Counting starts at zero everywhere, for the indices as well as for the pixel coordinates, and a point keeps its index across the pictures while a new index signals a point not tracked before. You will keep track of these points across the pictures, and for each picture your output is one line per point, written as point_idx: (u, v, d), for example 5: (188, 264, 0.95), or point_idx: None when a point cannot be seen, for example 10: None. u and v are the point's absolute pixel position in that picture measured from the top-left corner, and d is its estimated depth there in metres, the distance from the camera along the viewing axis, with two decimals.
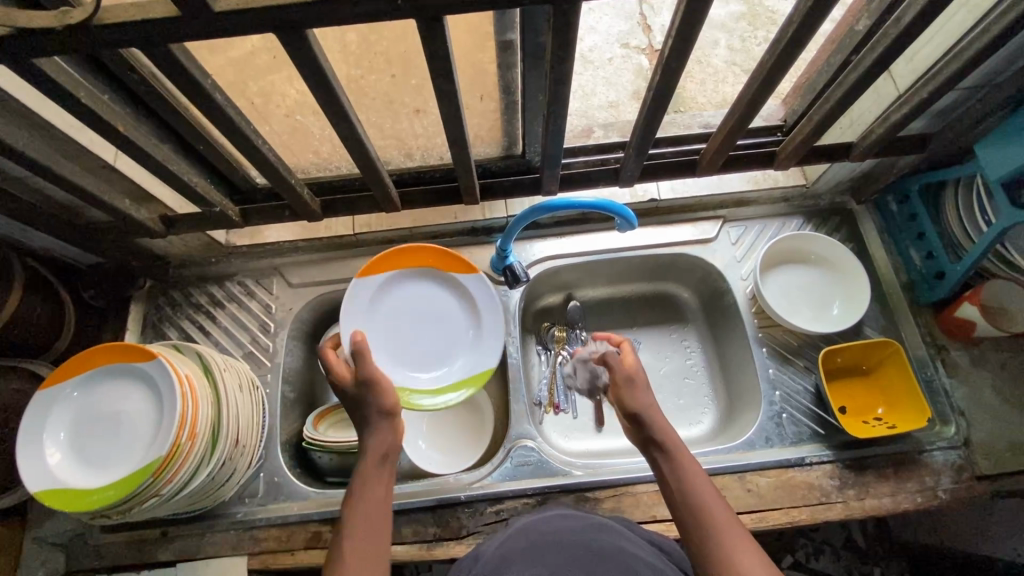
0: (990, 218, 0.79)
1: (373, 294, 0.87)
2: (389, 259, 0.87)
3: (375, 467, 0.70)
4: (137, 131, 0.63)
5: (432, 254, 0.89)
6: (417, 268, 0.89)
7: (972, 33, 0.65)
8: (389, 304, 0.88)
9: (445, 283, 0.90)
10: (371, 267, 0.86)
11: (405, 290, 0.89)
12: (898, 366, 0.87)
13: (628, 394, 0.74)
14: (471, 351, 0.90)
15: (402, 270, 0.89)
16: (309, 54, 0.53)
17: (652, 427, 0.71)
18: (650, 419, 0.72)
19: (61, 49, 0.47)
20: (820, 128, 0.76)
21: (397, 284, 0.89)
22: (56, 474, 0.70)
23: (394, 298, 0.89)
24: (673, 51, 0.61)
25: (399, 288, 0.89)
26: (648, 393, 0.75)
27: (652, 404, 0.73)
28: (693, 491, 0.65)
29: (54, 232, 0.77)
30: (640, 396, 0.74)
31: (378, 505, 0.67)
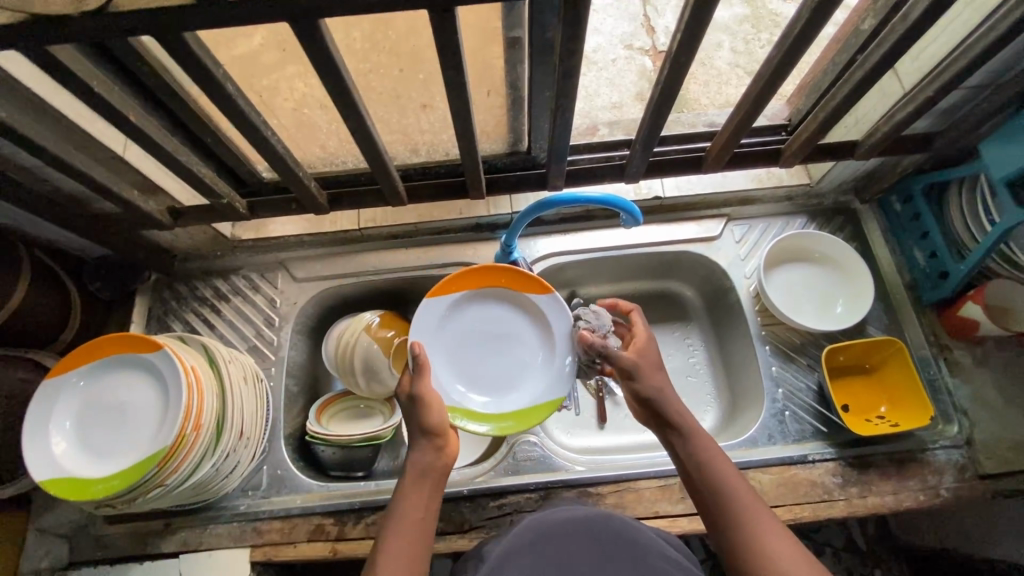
0: (994, 217, 0.79)
1: (444, 315, 0.86)
2: (461, 279, 0.86)
3: (415, 484, 0.66)
4: (147, 121, 0.63)
5: (511, 278, 0.87)
6: (490, 290, 0.88)
7: (978, 30, 0.66)
8: (460, 325, 0.87)
9: (519, 306, 0.89)
10: (446, 286, 0.85)
11: (477, 312, 0.88)
12: (901, 365, 0.87)
13: (637, 378, 0.73)
14: (542, 376, 0.88)
15: (474, 291, 0.88)
16: (320, 44, 0.53)
17: (669, 410, 0.71)
18: (663, 400, 0.71)
19: (74, 35, 0.48)
20: (825, 126, 0.77)
21: (469, 306, 0.88)
22: (61, 463, 0.70)
23: (465, 319, 0.88)
24: (681, 46, 0.61)
25: (470, 310, 0.88)
26: (659, 374, 0.74)
27: (665, 385, 0.73)
28: (723, 480, 0.65)
29: (62, 222, 0.77)
30: (653, 377, 0.73)
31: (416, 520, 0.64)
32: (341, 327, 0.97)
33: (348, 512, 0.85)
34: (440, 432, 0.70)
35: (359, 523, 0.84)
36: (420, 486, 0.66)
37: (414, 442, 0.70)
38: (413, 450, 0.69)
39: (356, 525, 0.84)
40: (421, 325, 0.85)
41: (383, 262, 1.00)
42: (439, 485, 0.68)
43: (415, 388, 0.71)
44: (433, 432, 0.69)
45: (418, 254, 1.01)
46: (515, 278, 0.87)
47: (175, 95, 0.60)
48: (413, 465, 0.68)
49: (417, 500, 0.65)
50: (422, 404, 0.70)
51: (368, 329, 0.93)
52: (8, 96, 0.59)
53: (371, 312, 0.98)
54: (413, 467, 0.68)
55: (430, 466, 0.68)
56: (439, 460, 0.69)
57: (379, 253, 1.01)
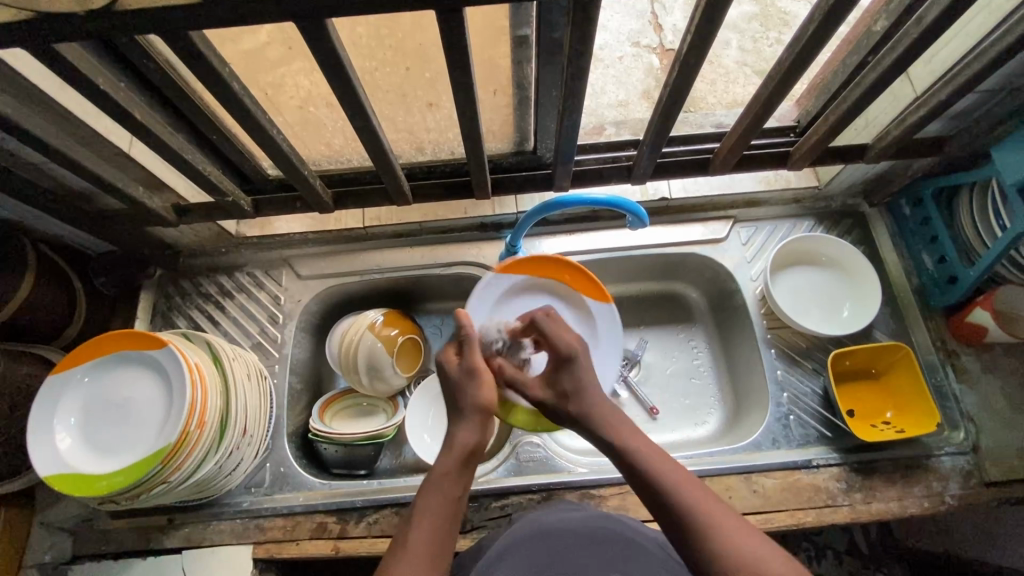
0: (1004, 222, 0.78)
1: (496, 300, 0.89)
2: (522, 266, 0.89)
3: (459, 464, 0.66)
4: (153, 119, 0.63)
5: (574, 275, 0.89)
6: (550, 281, 0.90)
7: (992, 35, 0.65)
8: (510, 310, 0.89)
9: (576, 304, 0.90)
10: (504, 272, 0.88)
11: (528, 304, 0.90)
12: (910, 371, 0.86)
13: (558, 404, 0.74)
14: None
15: (535, 278, 0.90)
16: (327, 43, 0.53)
17: (598, 430, 0.70)
18: (588, 425, 0.71)
19: (80, 33, 0.48)
20: (835, 129, 0.76)
21: (521, 293, 0.90)
22: (65, 459, 0.71)
23: (515, 308, 0.90)
24: (691, 47, 0.60)
25: (520, 299, 0.90)
26: (581, 397, 0.73)
27: (589, 406, 0.72)
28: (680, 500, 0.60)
29: (68, 218, 0.77)
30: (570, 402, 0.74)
31: (450, 502, 0.63)
32: (343, 335, 0.94)
33: (350, 510, 0.85)
34: (488, 411, 0.71)
35: (360, 522, 0.84)
36: (462, 466, 0.66)
37: (463, 418, 0.70)
38: (461, 426, 0.69)
39: (358, 524, 0.84)
40: (475, 302, 0.88)
41: (386, 260, 1.00)
42: (474, 466, 0.68)
43: (467, 360, 0.73)
44: (485, 409, 0.70)
45: (422, 253, 1.00)
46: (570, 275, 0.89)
47: (181, 92, 0.59)
48: (460, 444, 0.67)
49: (458, 478, 0.65)
50: (476, 379, 0.72)
51: (373, 327, 0.93)
52: (14, 92, 0.59)
53: (376, 310, 0.97)
54: (459, 446, 0.67)
55: (474, 445, 0.68)
56: (481, 440, 0.69)
57: (383, 251, 1.01)
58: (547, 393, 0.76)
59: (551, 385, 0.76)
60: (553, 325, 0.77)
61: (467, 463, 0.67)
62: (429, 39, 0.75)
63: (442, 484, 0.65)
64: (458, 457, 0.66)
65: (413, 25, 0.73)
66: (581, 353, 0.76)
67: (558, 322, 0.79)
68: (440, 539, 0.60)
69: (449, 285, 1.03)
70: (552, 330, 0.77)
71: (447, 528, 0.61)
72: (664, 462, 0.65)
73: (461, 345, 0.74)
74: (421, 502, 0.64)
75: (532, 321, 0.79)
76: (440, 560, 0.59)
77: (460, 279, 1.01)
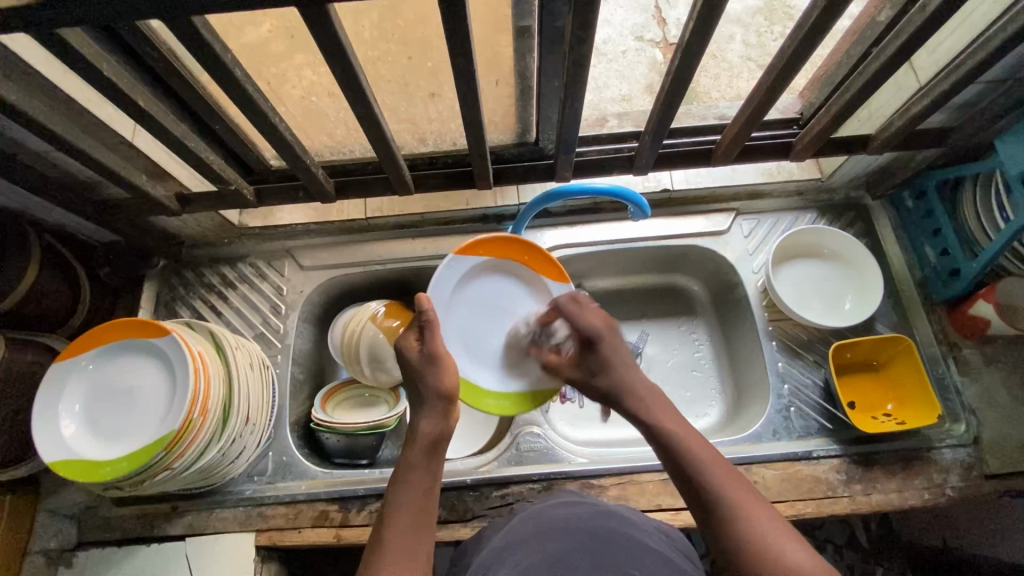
0: (1008, 215, 0.78)
1: (456, 281, 0.83)
2: (481, 249, 0.83)
3: (424, 453, 0.66)
4: (157, 107, 0.63)
5: (534, 255, 0.86)
6: (508, 263, 0.87)
7: (996, 23, 0.65)
8: (471, 294, 0.85)
9: (535, 285, 0.88)
10: (463, 253, 0.82)
11: (492, 282, 0.86)
12: (911, 363, 0.86)
13: (594, 381, 0.76)
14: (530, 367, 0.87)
15: (492, 258, 0.85)
16: (329, 29, 0.53)
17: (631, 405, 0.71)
18: (620, 399, 0.73)
19: (82, 17, 0.48)
20: (838, 119, 0.76)
21: (480, 274, 0.85)
22: (69, 445, 0.71)
23: (474, 290, 0.85)
24: (693, 34, 0.60)
25: (480, 279, 0.85)
26: (616, 371, 0.75)
27: (620, 380, 0.74)
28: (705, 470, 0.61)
29: (72, 207, 0.78)
30: (598, 379, 0.76)
31: (423, 493, 0.63)
32: (345, 325, 0.95)
33: (352, 498, 0.86)
34: (451, 398, 0.71)
35: (362, 510, 0.85)
36: (427, 457, 0.67)
37: (427, 406, 0.70)
38: (424, 414, 0.70)
39: (360, 512, 0.85)
40: (438, 285, 0.81)
41: (388, 252, 1.00)
42: (440, 454, 0.68)
43: (428, 346, 0.72)
44: (445, 395, 0.70)
45: (424, 244, 1.01)
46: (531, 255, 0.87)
47: (182, 78, 0.59)
48: (424, 434, 0.68)
49: (423, 467, 0.66)
50: (435, 364, 0.71)
51: (374, 318, 0.93)
52: (18, 79, 0.59)
53: (378, 301, 0.98)
54: (423, 436, 0.68)
55: (440, 432, 0.68)
56: (445, 427, 0.70)
57: (385, 242, 1.01)
58: (579, 371, 0.79)
59: (582, 364, 0.79)
60: (575, 309, 0.79)
61: (432, 452, 0.68)
62: (432, 28, 0.75)
63: (409, 477, 0.65)
64: (421, 446, 0.67)
65: (416, 14, 0.73)
66: (605, 332, 0.77)
67: (585, 305, 0.80)
68: (419, 529, 0.60)
69: None
70: (572, 314, 0.79)
71: (424, 517, 0.61)
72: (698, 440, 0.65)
73: (422, 329, 0.73)
74: (392, 497, 0.63)
75: (558, 308, 0.82)
76: (422, 552, 0.58)
77: None
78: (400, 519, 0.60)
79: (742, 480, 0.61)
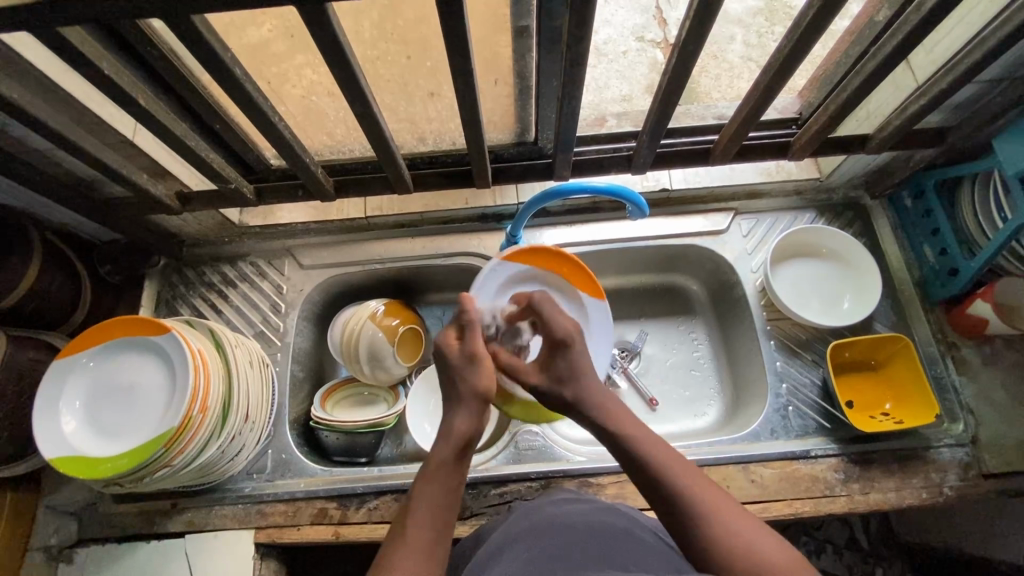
0: (1006, 214, 0.78)
1: (499, 286, 0.89)
2: (528, 257, 0.89)
3: (452, 452, 0.65)
4: (157, 106, 0.64)
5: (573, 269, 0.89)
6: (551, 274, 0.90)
7: (993, 22, 0.65)
8: (513, 300, 0.90)
9: (574, 299, 0.90)
10: (509, 259, 0.88)
11: (534, 291, 0.91)
12: (909, 362, 0.86)
13: (564, 386, 0.72)
14: None
15: (538, 268, 0.90)
16: (327, 27, 0.53)
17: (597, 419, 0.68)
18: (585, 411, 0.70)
19: (83, 15, 0.48)
20: (835, 118, 0.76)
21: (525, 282, 0.90)
22: (70, 442, 0.72)
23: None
24: (690, 33, 0.60)
25: (524, 288, 0.90)
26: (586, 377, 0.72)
27: (585, 390, 0.71)
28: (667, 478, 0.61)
29: (73, 205, 0.78)
30: (564, 387, 0.72)
31: (448, 492, 0.62)
32: (345, 323, 0.95)
33: (351, 496, 0.86)
34: (486, 399, 0.70)
35: (361, 508, 0.85)
36: (458, 456, 0.65)
37: (461, 405, 0.69)
38: (459, 413, 0.68)
39: (358, 510, 0.85)
40: (480, 288, 0.88)
41: (388, 251, 1.01)
42: (470, 455, 0.67)
43: (471, 346, 0.72)
44: (482, 396, 0.69)
45: (424, 243, 1.01)
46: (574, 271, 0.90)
47: (182, 76, 0.60)
48: (457, 432, 0.66)
49: (454, 468, 0.64)
50: (476, 364, 0.71)
51: (373, 317, 0.93)
52: (20, 77, 0.60)
53: (377, 300, 0.98)
54: (456, 435, 0.66)
55: (471, 432, 0.67)
56: (478, 429, 0.68)
57: (385, 241, 1.01)
58: (542, 377, 0.74)
59: (546, 371, 0.74)
60: (553, 310, 0.75)
61: (463, 454, 0.66)
62: (431, 28, 0.75)
63: (438, 476, 0.64)
64: (452, 446, 0.65)
65: (415, 14, 0.73)
66: (576, 337, 0.74)
67: (557, 305, 0.77)
68: (438, 529, 0.60)
69: (451, 276, 1.04)
70: (548, 313, 0.75)
71: (444, 518, 0.61)
72: (658, 448, 0.64)
73: (466, 329, 0.73)
74: (414, 495, 0.63)
75: (530, 307, 0.77)
76: (438, 554, 0.58)
77: (462, 270, 1.02)
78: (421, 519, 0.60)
79: (710, 484, 0.61)
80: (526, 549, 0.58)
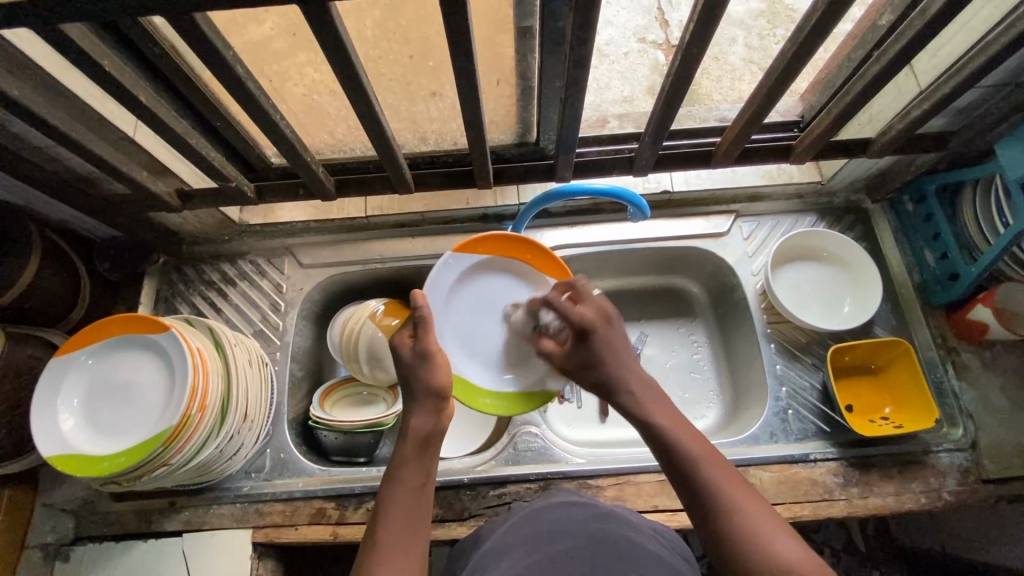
0: (1008, 220, 0.78)
1: (456, 281, 0.84)
2: (482, 246, 0.84)
3: (415, 452, 0.65)
4: (158, 102, 0.63)
5: (537, 256, 0.86)
6: (511, 261, 0.86)
7: (997, 28, 0.65)
8: (471, 293, 0.85)
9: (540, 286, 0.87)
10: (461, 250, 0.83)
11: (493, 279, 0.86)
12: (908, 367, 0.86)
13: (596, 371, 0.74)
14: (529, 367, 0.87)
15: (497, 257, 0.86)
16: (331, 27, 0.53)
17: (626, 402, 0.71)
18: (614, 395, 0.73)
19: (85, 12, 0.48)
20: (838, 121, 0.75)
21: (480, 273, 0.86)
22: (67, 440, 0.71)
23: (476, 287, 0.86)
24: (693, 35, 0.60)
25: (482, 276, 0.86)
26: (617, 362, 0.74)
27: (614, 374, 0.73)
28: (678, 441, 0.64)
29: (72, 202, 0.78)
30: (590, 373, 0.75)
31: (415, 492, 0.62)
32: (344, 321, 0.95)
33: (349, 496, 0.86)
34: (443, 395, 0.70)
35: (359, 508, 0.85)
36: (418, 455, 0.65)
37: (418, 403, 0.69)
38: (417, 411, 0.68)
39: (357, 510, 0.85)
40: (437, 288, 0.83)
41: (388, 250, 1.00)
42: (433, 450, 0.67)
43: (419, 344, 0.71)
44: (437, 392, 0.69)
45: (424, 243, 1.01)
46: (535, 255, 0.86)
47: (184, 76, 0.60)
48: (414, 433, 0.66)
49: (417, 466, 0.64)
50: (428, 362, 0.70)
51: (373, 317, 0.93)
52: (20, 74, 0.59)
53: (377, 300, 0.98)
54: (413, 434, 0.66)
55: (431, 429, 0.67)
56: (436, 423, 0.68)
57: (385, 241, 1.01)
58: (569, 362, 0.77)
59: (572, 357, 0.77)
60: (568, 303, 0.78)
61: (424, 449, 0.66)
62: (435, 28, 0.75)
63: (401, 475, 0.64)
64: (413, 445, 0.66)
65: (417, 14, 0.73)
66: (601, 326, 0.76)
67: (583, 295, 0.79)
68: (408, 532, 0.59)
69: None
70: (563, 306, 0.78)
71: (415, 516, 0.61)
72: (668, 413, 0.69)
73: (416, 327, 0.72)
74: (383, 497, 0.62)
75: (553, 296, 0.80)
76: (414, 548, 0.58)
77: None
78: (390, 524, 0.59)
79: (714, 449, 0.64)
80: (526, 556, 0.57)
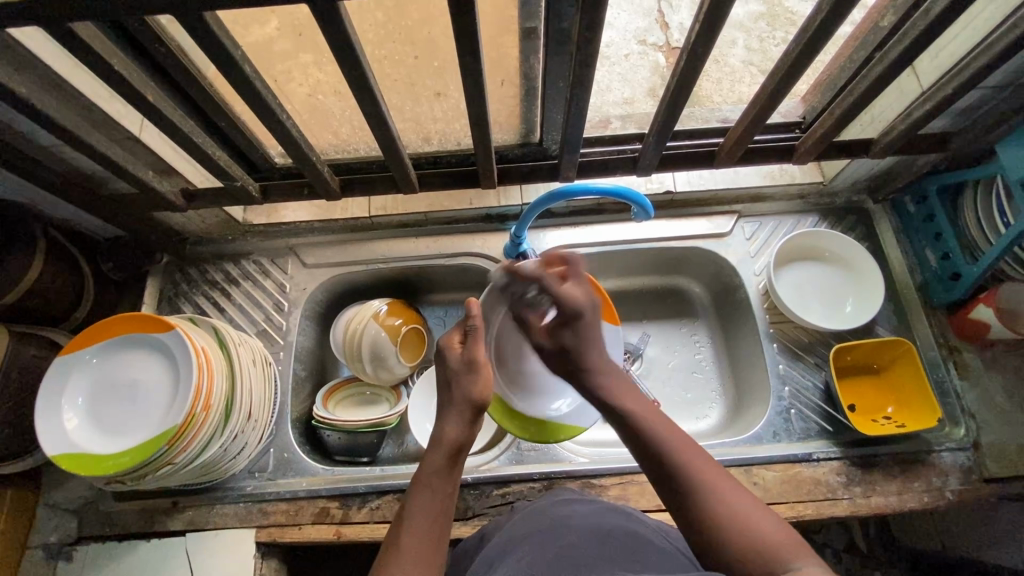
0: (1008, 220, 0.78)
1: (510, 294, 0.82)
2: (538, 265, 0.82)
3: (447, 460, 0.64)
4: (165, 102, 0.64)
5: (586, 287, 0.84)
6: None
7: (999, 29, 0.65)
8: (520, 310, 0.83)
9: None
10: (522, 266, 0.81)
11: None
12: (911, 366, 0.87)
13: (570, 353, 0.72)
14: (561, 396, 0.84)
15: None
16: (339, 26, 0.54)
17: (595, 387, 0.70)
18: (585, 378, 0.71)
19: (95, 11, 0.48)
20: (841, 121, 0.76)
21: None
22: (71, 438, 0.71)
23: None
24: (697, 37, 0.60)
25: None
26: (592, 349, 0.72)
27: (587, 360, 0.72)
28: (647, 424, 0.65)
29: (77, 202, 0.78)
30: (564, 356, 0.73)
31: (441, 500, 0.61)
32: (348, 321, 0.95)
33: (353, 496, 0.86)
34: (481, 408, 0.69)
35: (363, 507, 0.85)
36: (449, 464, 0.64)
37: (454, 411, 0.68)
38: (450, 421, 0.67)
39: (360, 510, 0.85)
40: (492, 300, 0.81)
41: (391, 250, 1.01)
42: (461, 462, 0.66)
43: (467, 352, 0.71)
44: (475, 405, 0.68)
45: (427, 243, 1.01)
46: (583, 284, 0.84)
47: (191, 76, 0.60)
48: (448, 440, 0.65)
49: (446, 477, 0.63)
50: (474, 371, 0.70)
51: (376, 317, 0.93)
52: (27, 73, 0.60)
53: (379, 300, 0.98)
54: (446, 443, 0.65)
55: (463, 441, 0.66)
56: (468, 436, 0.67)
57: (388, 241, 1.01)
58: (548, 341, 0.74)
59: (552, 335, 0.74)
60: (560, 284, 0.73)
61: (454, 460, 0.65)
62: (439, 27, 0.78)
63: (431, 484, 0.62)
64: (446, 453, 0.64)
65: (421, 15, 0.77)
66: (588, 311, 0.73)
67: (575, 275, 0.75)
68: (430, 540, 0.58)
69: (453, 277, 1.04)
70: (556, 288, 0.73)
71: (441, 526, 0.60)
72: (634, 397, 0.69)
73: (466, 334, 0.73)
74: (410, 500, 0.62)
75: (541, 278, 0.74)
76: (435, 555, 0.58)
77: (464, 270, 1.02)
78: (416, 526, 0.59)
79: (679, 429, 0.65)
80: (531, 553, 0.57)
